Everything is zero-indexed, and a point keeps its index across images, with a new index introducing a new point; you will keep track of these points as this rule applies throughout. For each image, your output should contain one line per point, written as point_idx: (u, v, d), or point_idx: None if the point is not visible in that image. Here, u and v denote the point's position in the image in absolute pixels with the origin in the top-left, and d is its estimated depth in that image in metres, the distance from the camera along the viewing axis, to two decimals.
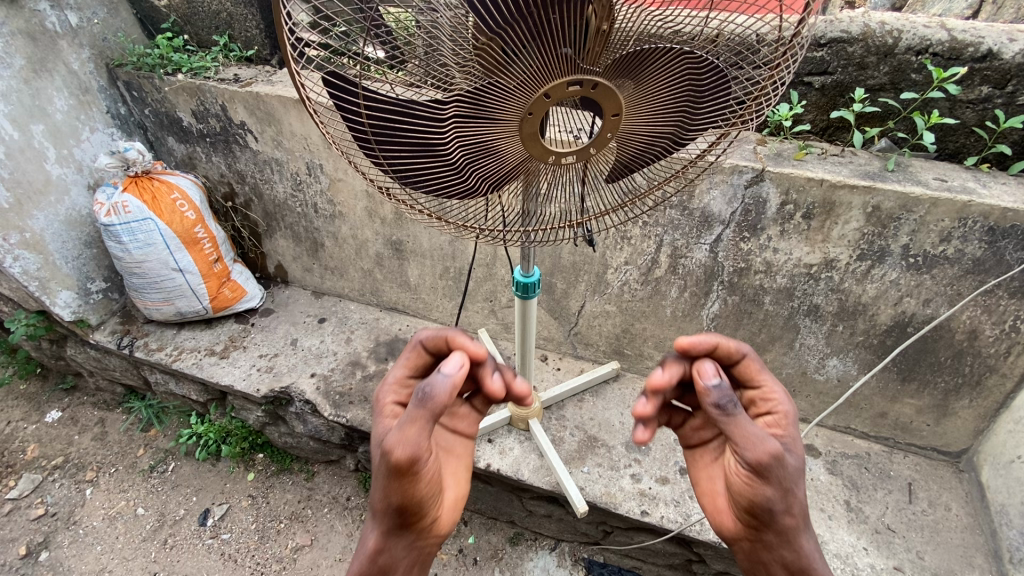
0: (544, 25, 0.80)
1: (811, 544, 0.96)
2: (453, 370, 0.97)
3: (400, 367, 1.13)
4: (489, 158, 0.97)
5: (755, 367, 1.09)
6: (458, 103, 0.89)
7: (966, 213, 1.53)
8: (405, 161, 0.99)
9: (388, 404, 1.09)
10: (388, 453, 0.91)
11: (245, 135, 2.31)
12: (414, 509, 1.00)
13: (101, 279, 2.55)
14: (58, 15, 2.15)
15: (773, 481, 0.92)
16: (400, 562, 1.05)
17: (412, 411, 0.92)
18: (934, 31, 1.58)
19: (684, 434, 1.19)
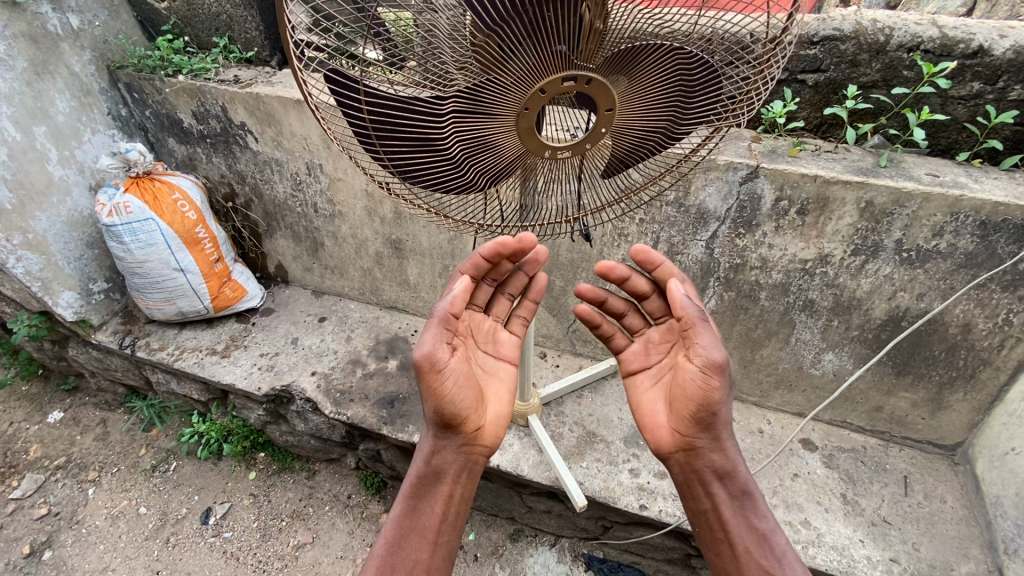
0: (540, 23, 0.82)
1: (733, 449, 1.23)
2: (458, 289, 1.21)
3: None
4: (486, 153, 0.99)
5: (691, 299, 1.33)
6: (456, 99, 0.90)
7: (958, 207, 1.54)
8: (405, 156, 1.01)
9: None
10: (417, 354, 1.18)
11: (246, 136, 2.33)
12: (450, 410, 1.19)
13: (103, 280, 2.57)
14: (59, 18, 2.17)
15: (722, 378, 1.18)
16: (450, 463, 1.24)
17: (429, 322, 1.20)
18: (926, 28, 1.60)
19: (624, 362, 1.40)
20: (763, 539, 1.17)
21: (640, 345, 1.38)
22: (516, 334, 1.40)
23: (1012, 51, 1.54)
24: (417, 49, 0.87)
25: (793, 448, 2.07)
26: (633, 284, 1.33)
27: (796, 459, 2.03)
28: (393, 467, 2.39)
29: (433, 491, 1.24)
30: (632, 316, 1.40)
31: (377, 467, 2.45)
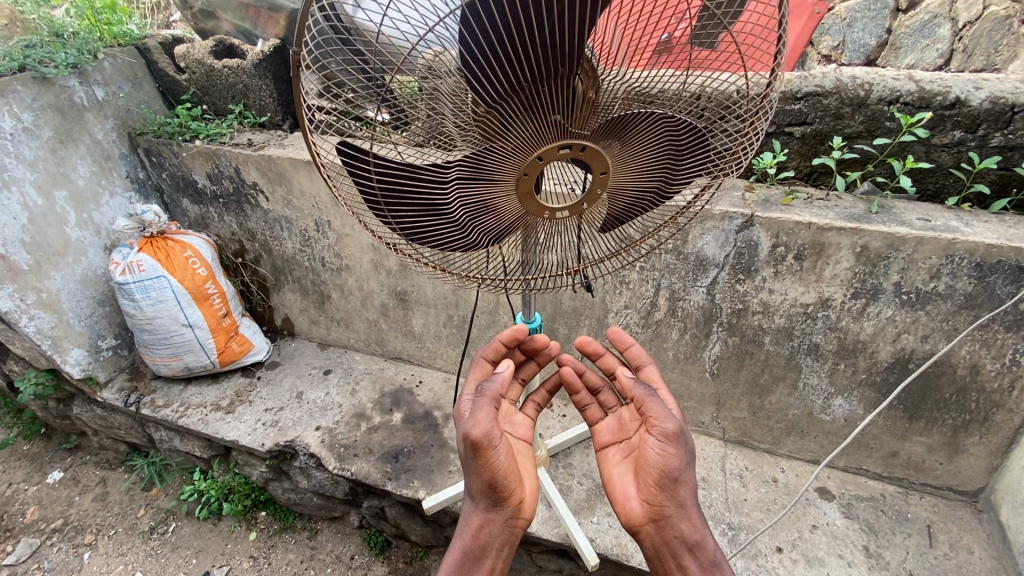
0: (536, 96, 0.87)
1: (701, 518, 1.17)
2: (503, 373, 1.26)
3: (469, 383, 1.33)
4: (488, 215, 1.04)
5: (654, 373, 1.40)
6: (460, 166, 0.96)
7: (952, 250, 1.57)
8: (412, 218, 1.06)
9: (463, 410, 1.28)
10: (468, 434, 1.14)
11: (257, 195, 2.43)
12: (499, 485, 1.19)
13: (112, 336, 2.60)
14: (86, 91, 2.31)
15: (678, 451, 1.15)
16: (496, 537, 1.23)
17: (479, 402, 1.19)
18: (903, 83, 1.69)
19: (597, 433, 1.41)
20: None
21: (613, 419, 1.40)
22: (529, 416, 1.50)
23: (989, 102, 1.61)
24: (420, 121, 0.92)
25: (810, 498, 2.01)
26: (605, 362, 1.40)
27: (813, 509, 1.97)
28: (397, 525, 2.32)
29: (477, 567, 1.21)
30: (608, 391, 1.45)
31: (381, 525, 2.38)
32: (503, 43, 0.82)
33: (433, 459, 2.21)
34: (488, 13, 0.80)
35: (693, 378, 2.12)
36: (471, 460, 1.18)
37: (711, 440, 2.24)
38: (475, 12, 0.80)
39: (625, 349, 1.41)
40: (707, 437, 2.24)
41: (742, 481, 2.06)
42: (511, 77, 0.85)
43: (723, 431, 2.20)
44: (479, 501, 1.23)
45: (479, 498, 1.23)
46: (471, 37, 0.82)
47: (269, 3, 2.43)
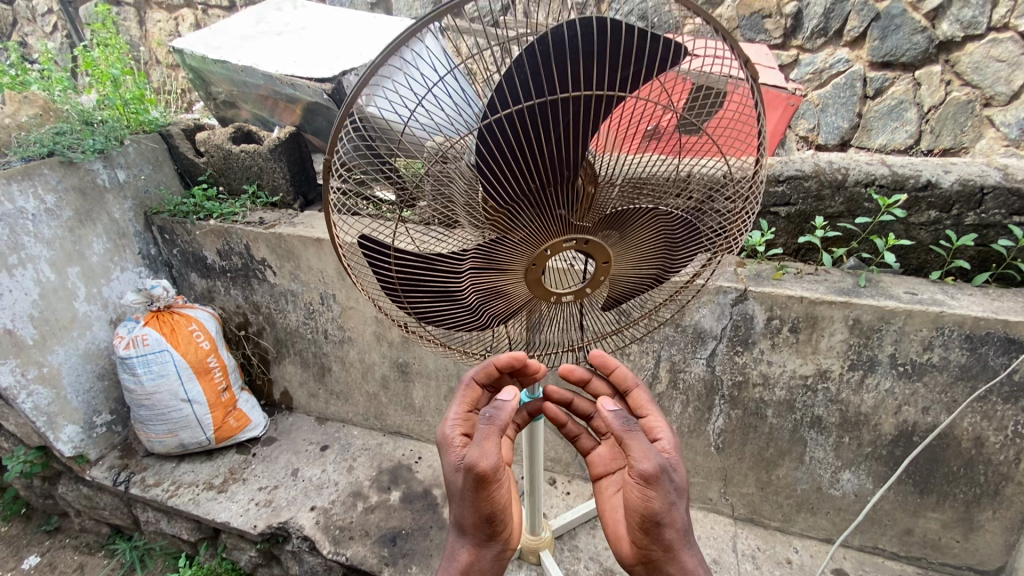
0: (542, 194, 0.93)
1: (695, 559, 1.06)
2: (509, 402, 1.10)
3: (457, 406, 1.18)
4: (498, 299, 1.09)
5: (643, 397, 1.22)
6: (473, 255, 1.02)
7: (941, 322, 1.62)
8: (427, 302, 1.12)
9: (455, 438, 1.14)
10: (472, 468, 1.01)
11: (265, 270, 2.50)
12: (495, 520, 1.10)
13: (108, 412, 2.57)
14: (109, 173, 2.44)
15: (660, 493, 1.01)
16: (485, 571, 1.15)
17: (482, 432, 1.04)
18: (876, 168, 1.82)
19: (591, 464, 1.30)
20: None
21: (605, 449, 1.29)
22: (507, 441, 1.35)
23: (958, 184, 1.73)
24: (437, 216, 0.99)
25: None
26: (593, 387, 1.25)
27: None
28: None
29: None
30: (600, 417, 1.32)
31: None
32: (515, 151, 0.90)
33: (432, 541, 2.12)
34: (502, 129, 0.88)
35: (698, 452, 2.09)
36: (469, 494, 1.06)
37: (720, 518, 2.16)
38: (492, 129, 0.87)
39: (610, 372, 1.21)
40: (716, 515, 2.17)
41: (754, 562, 1.99)
42: (519, 179, 0.91)
43: (732, 508, 2.14)
44: (471, 536, 1.13)
45: (469, 532, 1.13)
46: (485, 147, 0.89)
47: (286, 96, 2.44)
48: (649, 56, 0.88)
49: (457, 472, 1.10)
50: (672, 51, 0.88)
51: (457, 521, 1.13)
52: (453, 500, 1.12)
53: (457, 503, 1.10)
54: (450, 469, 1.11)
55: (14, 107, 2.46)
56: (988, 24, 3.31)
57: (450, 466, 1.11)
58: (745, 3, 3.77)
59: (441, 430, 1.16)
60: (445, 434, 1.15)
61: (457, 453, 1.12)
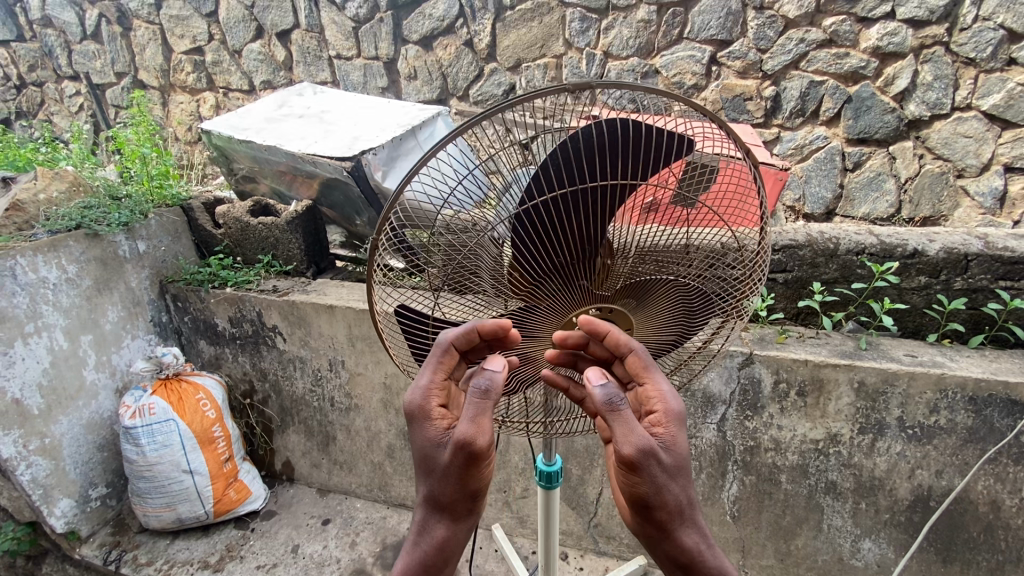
0: (566, 267, 1.00)
1: (691, 537, 0.96)
2: (500, 371, 0.97)
3: (430, 373, 1.00)
4: (527, 365, 1.14)
5: (643, 365, 0.99)
6: (506, 324, 1.07)
7: (944, 384, 1.67)
8: None
9: (433, 410, 0.98)
10: (466, 446, 0.91)
11: (275, 337, 2.54)
12: (480, 491, 1.00)
13: (104, 485, 2.49)
14: (130, 244, 2.53)
15: (643, 476, 0.90)
16: (460, 542, 1.04)
17: (473, 407, 0.93)
18: (865, 238, 1.93)
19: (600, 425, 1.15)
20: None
21: None
22: None
23: (943, 252, 1.84)
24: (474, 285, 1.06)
25: None
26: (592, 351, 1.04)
27: None
28: None
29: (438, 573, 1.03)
30: None
31: None
32: (545, 231, 0.98)
33: None
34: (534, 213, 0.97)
35: (714, 522, 2.04)
36: (453, 472, 0.95)
37: None
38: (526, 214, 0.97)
39: (605, 338, 0.99)
40: None
41: None
42: (546, 253, 0.99)
43: None
44: (448, 511, 1.00)
45: (442, 513, 1.00)
46: (520, 228, 0.97)
47: (305, 172, 2.59)
48: (658, 147, 0.98)
49: (439, 448, 0.96)
50: (677, 144, 0.99)
51: (432, 498, 1.00)
52: (427, 476, 0.99)
53: (433, 480, 0.98)
54: (431, 443, 0.97)
55: (46, 182, 2.53)
56: (952, 104, 3.55)
57: (430, 440, 0.97)
58: (728, 87, 4.00)
59: (410, 400, 0.99)
60: (416, 405, 0.98)
61: (436, 428, 0.97)
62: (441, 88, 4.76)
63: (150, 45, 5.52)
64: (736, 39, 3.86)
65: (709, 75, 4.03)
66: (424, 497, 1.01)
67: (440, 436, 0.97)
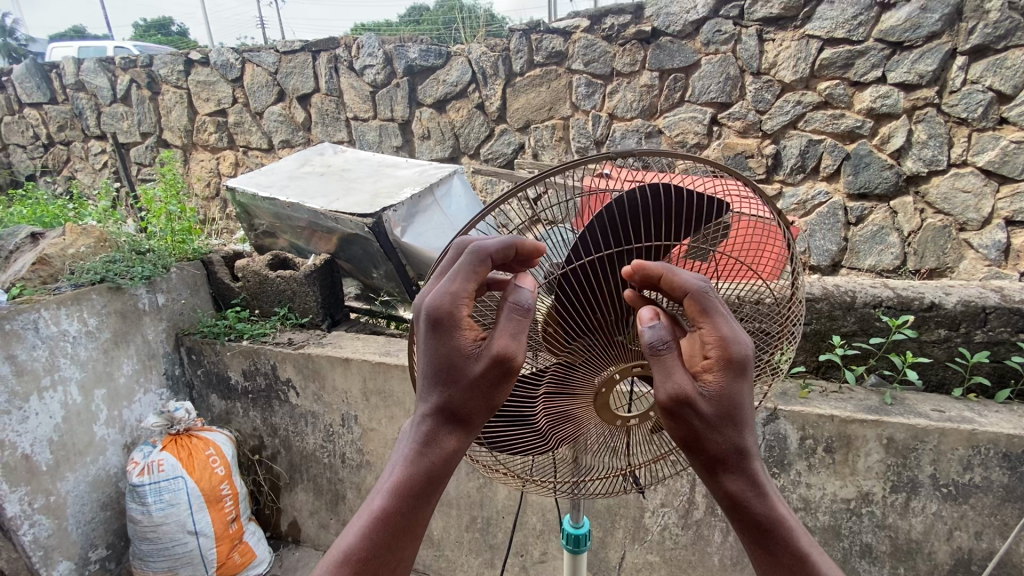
0: (596, 323, 1.01)
1: (741, 492, 0.83)
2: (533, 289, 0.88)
3: (464, 276, 0.85)
4: (568, 423, 1.10)
5: (700, 306, 0.83)
6: (549, 378, 1.05)
7: (976, 440, 1.63)
8: (497, 431, 1.11)
9: (464, 317, 0.83)
10: (505, 361, 0.80)
11: (288, 390, 2.52)
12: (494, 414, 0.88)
13: (104, 546, 2.40)
14: (150, 297, 2.56)
15: (674, 419, 0.80)
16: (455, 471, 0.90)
17: (514, 319, 0.82)
18: (881, 291, 1.93)
19: None
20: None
21: None
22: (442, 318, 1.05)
23: (961, 304, 1.84)
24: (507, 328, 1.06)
25: None
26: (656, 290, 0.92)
27: None
28: None
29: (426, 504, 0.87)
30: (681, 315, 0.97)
31: None
32: (587, 292, 1.00)
33: None
34: (570, 278, 0.99)
35: None
36: (481, 388, 0.82)
37: None
38: (569, 275, 0.99)
39: (661, 278, 0.87)
40: None
41: None
42: (581, 309, 1.01)
43: None
44: (456, 432, 0.85)
45: (450, 434, 0.85)
46: (560, 289, 1.00)
47: (325, 228, 2.65)
48: (686, 207, 1.00)
49: (466, 360, 0.82)
50: (705, 204, 1.01)
51: (441, 415, 0.85)
52: (441, 389, 0.84)
53: (450, 393, 0.84)
54: (455, 354, 0.83)
55: (74, 237, 2.60)
56: (948, 161, 3.67)
57: (457, 351, 0.82)
58: (730, 145, 4.16)
59: (439, 302, 0.83)
60: (444, 308, 0.82)
61: (465, 338, 0.83)
62: (454, 147, 4.97)
63: (176, 107, 5.82)
64: (736, 101, 4.06)
65: (710, 134, 4.21)
66: (431, 413, 0.85)
67: (469, 347, 0.83)
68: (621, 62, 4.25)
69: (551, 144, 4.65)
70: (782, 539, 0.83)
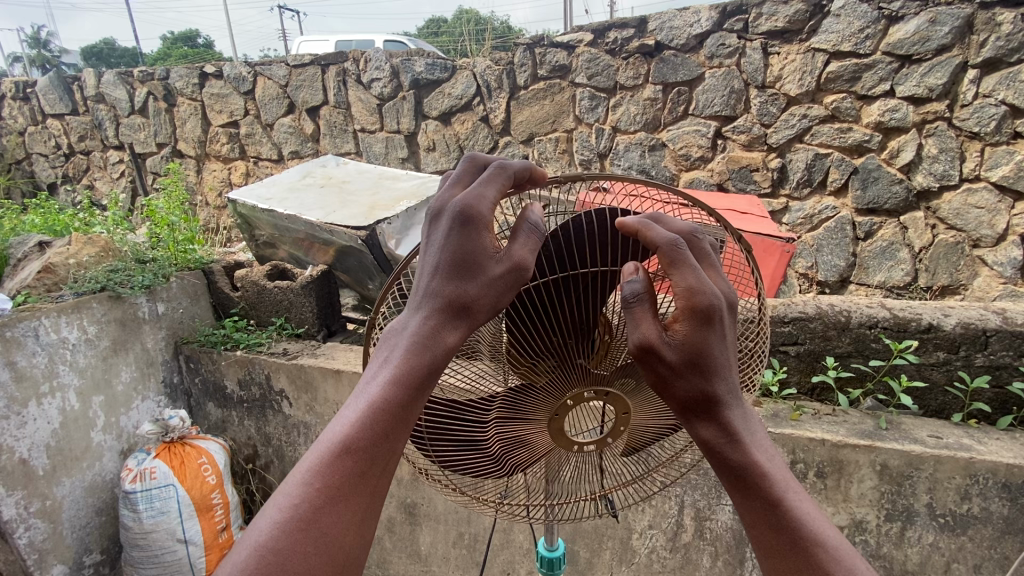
0: (552, 345, 0.99)
1: (712, 438, 0.83)
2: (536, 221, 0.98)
3: (496, 184, 0.91)
4: (522, 448, 1.09)
5: (668, 259, 0.84)
6: (499, 404, 1.05)
7: (973, 469, 1.57)
8: (452, 454, 1.09)
9: (491, 221, 0.89)
10: (524, 268, 0.88)
11: (282, 401, 2.54)
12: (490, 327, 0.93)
13: (99, 551, 2.43)
14: (151, 306, 2.60)
15: (639, 366, 0.83)
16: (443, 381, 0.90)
17: (534, 236, 0.91)
18: (877, 311, 1.87)
19: None
20: (773, 536, 0.80)
21: None
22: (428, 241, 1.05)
23: (961, 327, 1.78)
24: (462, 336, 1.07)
25: None
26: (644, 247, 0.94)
27: None
28: None
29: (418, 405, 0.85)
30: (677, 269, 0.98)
31: None
32: (545, 310, 0.99)
33: None
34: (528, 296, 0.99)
35: None
36: (496, 287, 0.87)
37: None
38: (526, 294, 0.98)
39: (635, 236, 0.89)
40: None
41: None
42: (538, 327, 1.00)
43: None
44: (460, 329, 0.87)
45: (454, 331, 0.87)
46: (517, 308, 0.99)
47: (322, 239, 2.68)
48: None
49: (489, 258, 0.87)
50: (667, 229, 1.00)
51: (450, 310, 0.86)
52: (454, 286, 0.87)
53: (461, 290, 0.87)
54: (479, 251, 0.87)
55: (79, 246, 2.65)
56: (960, 176, 3.59)
57: (483, 247, 0.87)
58: (734, 158, 4.12)
59: (477, 198, 0.88)
60: (481, 205, 0.88)
61: (489, 240, 0.88)
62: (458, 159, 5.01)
63: (190, 119, 5.97)
64: (740, 115, 4.03)
65: (714, 147, 4.17)
66: (438, 309, 0.87)
67: (492, 248, 0.88)
68: (624, 75, 4.25)
69: (555, 157, 4.65)
70: (757, 486, 0.81)
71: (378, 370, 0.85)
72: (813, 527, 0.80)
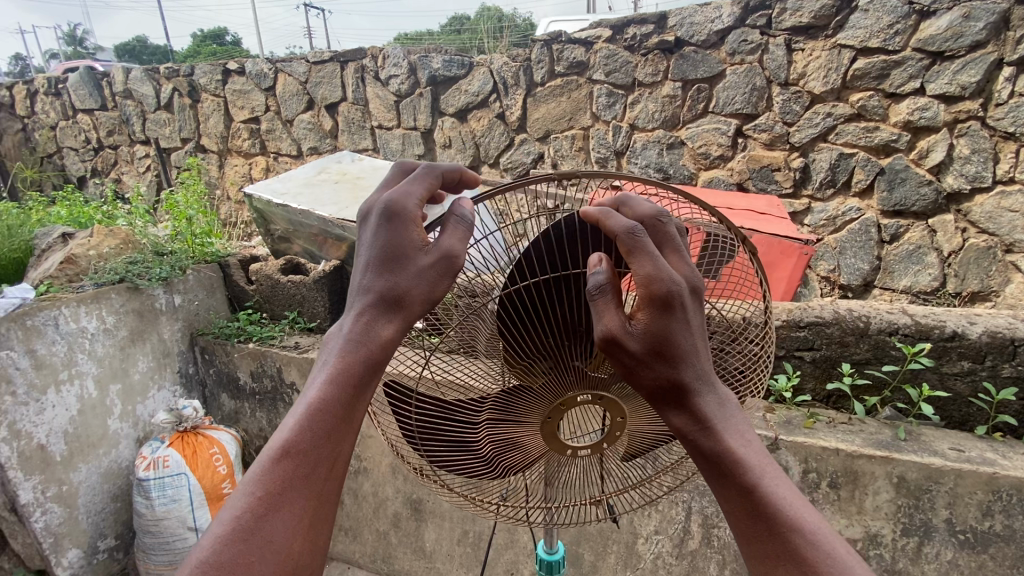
0: (546, 346, 0.98)
1: (683, 425, 0.82)
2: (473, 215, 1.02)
3: (423, 182, 0.97)
4: (514, 450, 1.07)
5: (629, 246, 0.82)
6: (490, 405, 1.04)
7: (996, 484, 1.50)
8: (443, 455, 1.09)
9: (418, 215, 0.94)
10: (449, 257, 0.91)
11: (292, 394, 2.57)
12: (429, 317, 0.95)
13: (113, 536, 2.49)
14: (167, 297, 2.65)
15: (606, 356, 0.83)
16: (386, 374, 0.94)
17: (461, 227, 0.94)
18: (898, 317, 1.80)
19: None
20: (750, 521, 0.79)
21: None
22: None
23: (987, 335, 1.70)
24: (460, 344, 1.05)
25: None
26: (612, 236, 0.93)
27: None
28: None
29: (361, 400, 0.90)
30: None
31: None
32: (542, 309, 0.97)
33: None
34: (523, 295, 0.97)
35: None
36: (423, 277, 0.91)
37: None
38: (521, 292, 0.97)
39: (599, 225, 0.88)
40: None
41: None
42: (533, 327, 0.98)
43: None
44: (393, 323, 0.91)
45: (388, 324, 0.91)
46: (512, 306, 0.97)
47: (334, 235, 2.70)
48: None
49: (415, 251, 0.92)
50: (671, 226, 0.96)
51: (380, 305, 0.91)
52: (383, 280, 0.91)
53: (392, 283, 0.91)
54: (404, 244, 0.92)
55: (100, 238, 2.72)
56: (993, 177, 3.44)
57: (406, 242, 0.91)
58: (755, 158, 4.02)
59: (399, 196, 0.94)
60: (405, 202, 0.94)
61: (416, 234, 0.93)
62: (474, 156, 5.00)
63: (213, 115, 6.09)
64: (762, 113, 3.93)
65: (734, 146, 4.08)
66: (370, 305, 0.91)
67: (419, 241, 0.93)
68: (643, 72, 4.18)
69: (571, 155, 4.61)
70: (730, 473, 0.80)
71: (319, 370, 0.90)
72: (789, 510, 0.78)
